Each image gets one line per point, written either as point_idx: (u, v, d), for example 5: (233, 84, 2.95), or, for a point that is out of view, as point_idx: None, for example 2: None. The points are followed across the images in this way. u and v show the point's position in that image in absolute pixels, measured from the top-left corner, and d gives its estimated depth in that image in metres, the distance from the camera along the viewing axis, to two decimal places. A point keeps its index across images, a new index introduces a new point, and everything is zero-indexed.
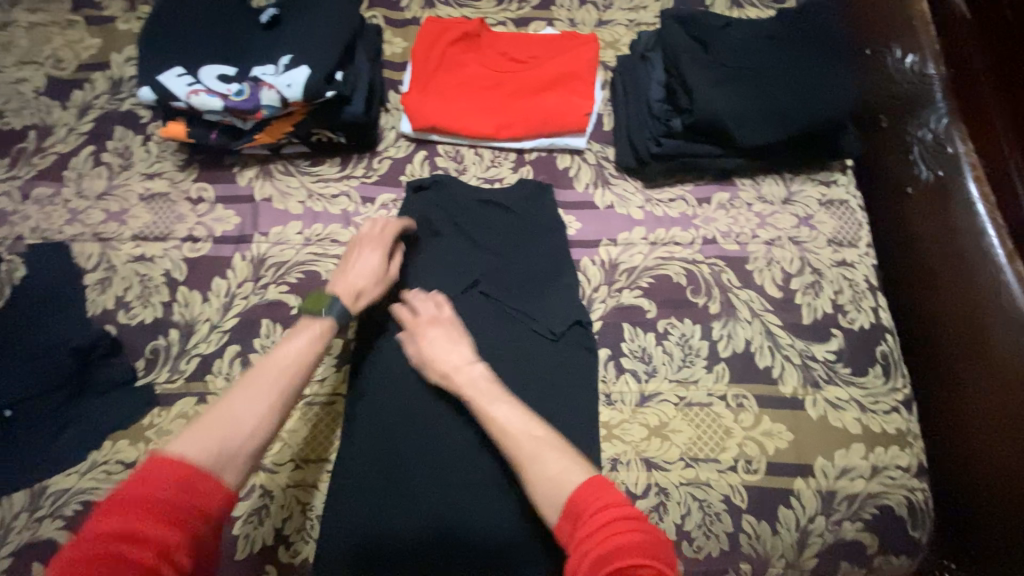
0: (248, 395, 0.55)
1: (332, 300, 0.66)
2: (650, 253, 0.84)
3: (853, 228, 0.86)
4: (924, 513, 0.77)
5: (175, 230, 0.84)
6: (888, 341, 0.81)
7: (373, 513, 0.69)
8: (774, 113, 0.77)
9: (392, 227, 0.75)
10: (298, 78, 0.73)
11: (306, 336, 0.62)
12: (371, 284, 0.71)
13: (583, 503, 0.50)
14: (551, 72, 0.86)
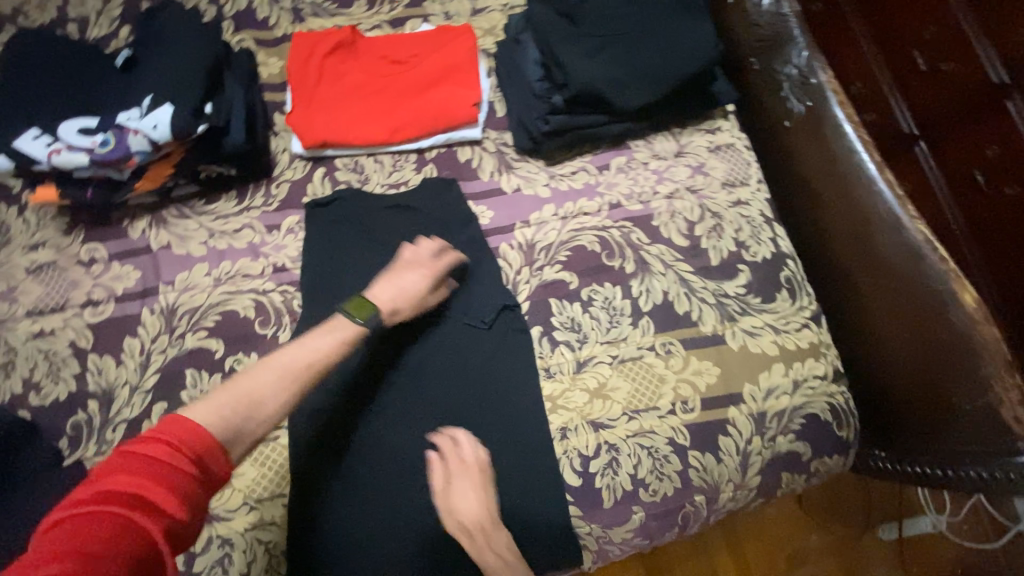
0: (263, 378, 0.61)
1: (373, 311, 0.71)
2: (563, 227, 0.87)
3: (743, 168, 0.92)
4: (847, 413, 0.85)
5: (72, 298, 0.80)
6: (789, 266, 0.88)
7: (354, 523, 0.72)
8: (646, 74, 0.81)
9: (446, 255, 0.80)
10: (163, 118, 0.70)
11: (333, 340, 0.67)
12: (406, 305, 0.75)
13: None
14: (433, 69, 0.87)
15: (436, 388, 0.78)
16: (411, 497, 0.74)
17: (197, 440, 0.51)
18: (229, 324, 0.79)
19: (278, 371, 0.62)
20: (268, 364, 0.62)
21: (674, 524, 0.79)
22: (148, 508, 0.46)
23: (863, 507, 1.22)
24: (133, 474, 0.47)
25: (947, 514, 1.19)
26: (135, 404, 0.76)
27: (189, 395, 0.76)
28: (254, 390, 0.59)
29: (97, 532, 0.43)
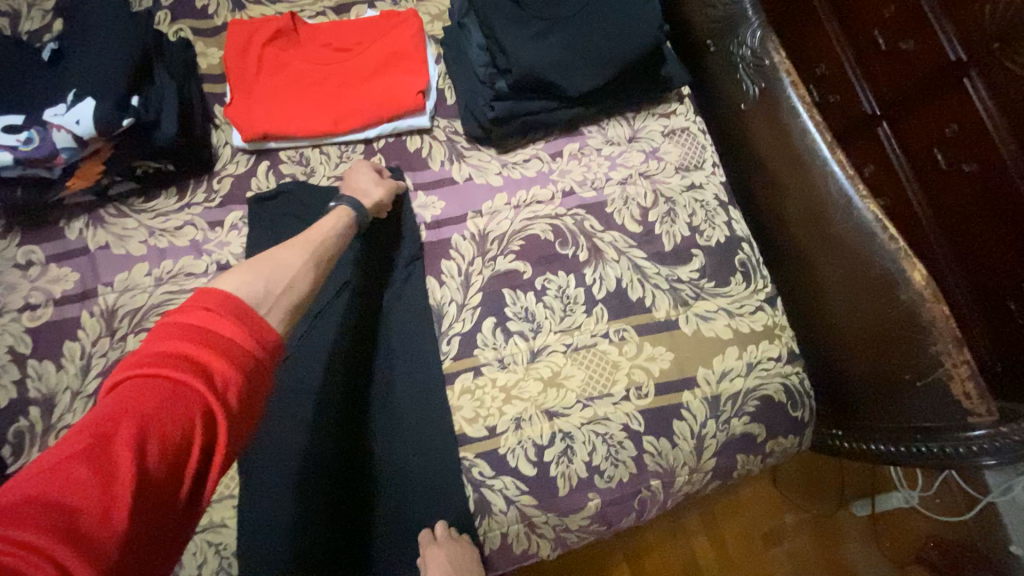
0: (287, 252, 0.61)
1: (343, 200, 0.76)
2: (516, 216, 0.85)
3: (697, 151, 0.91)
4: (800, 394, 0.86)
5: (7, 303, 0.77)
6: (744, 250, 0.88)
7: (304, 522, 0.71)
8: (591, 58, 0.79)
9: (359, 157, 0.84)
10: (86, 112, 0.67)
11: (335, 217, 0.72)
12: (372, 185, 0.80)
13: None
14: (378, 56, 0.84)
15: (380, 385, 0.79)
16: (363, 492, 0.75)
17: (236, 310, 0.46)
18: None
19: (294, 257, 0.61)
20: (291, 245, 0.63)
21: (631, 509, 0.79)
22: (195, 369, 0.42)
23: (837, 487, 1.24)
24: (180, 338, 0.43)
25: (918, 488, 1.20)
26: (77, 410, 0.74)
27: None
28: (281, 259, 0.59)
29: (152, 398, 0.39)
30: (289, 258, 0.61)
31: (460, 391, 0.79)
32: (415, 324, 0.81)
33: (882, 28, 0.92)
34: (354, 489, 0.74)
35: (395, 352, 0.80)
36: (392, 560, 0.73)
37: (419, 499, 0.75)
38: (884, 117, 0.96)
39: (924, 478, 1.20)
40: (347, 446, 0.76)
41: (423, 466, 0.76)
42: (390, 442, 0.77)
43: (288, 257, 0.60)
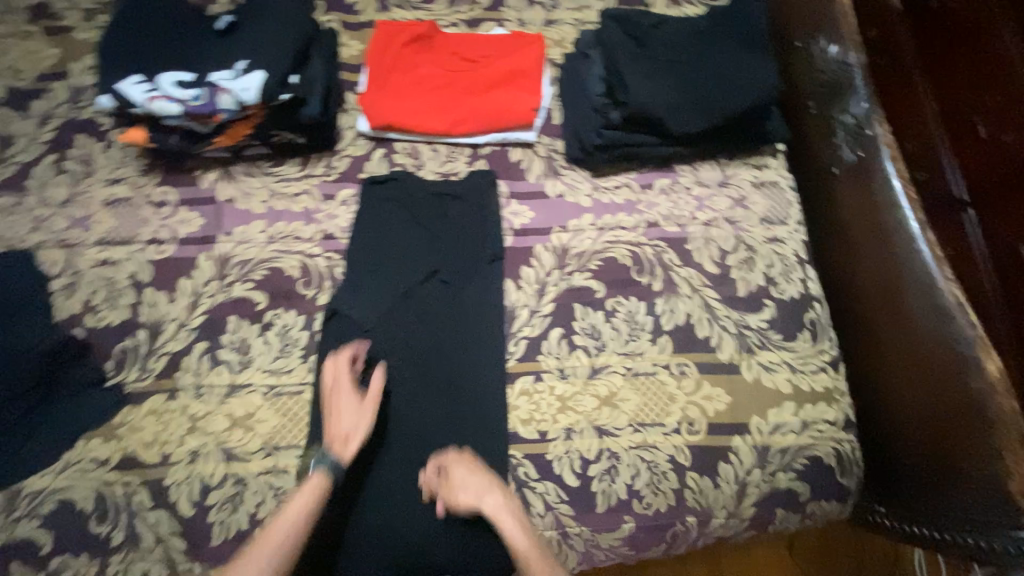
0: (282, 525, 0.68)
1: (322, 456, 0.73)
2: (598, 237, 0.89)
3: (783, 207, 0.93)
4: (850, 462, 0.85)
5: (138, 233, 0.85)
6: (815, 309, 0.89)
7: (362, 479, 0.78)
8: (701, 104, 0.84)
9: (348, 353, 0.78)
10: (253, 83, 0.77)
11: (308, 496, 0.71)
12: (356, 427, 0.74)
13: None
14: (500, 71, 0.91)
15: (450, 369, 0.83)
16: (413, 468, 0.78)
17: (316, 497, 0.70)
18: (276, 280, 0.85)
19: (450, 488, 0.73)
20: (249, 555, 0.66)
21: (663, 540, 0.80)
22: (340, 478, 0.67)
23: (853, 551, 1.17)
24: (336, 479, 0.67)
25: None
26: (178, 339, 0.81)
27: (229, 339, 0.81)
28: (279, 532, 0.68)
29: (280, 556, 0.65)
30: (255, 564, 0.66)
31: (519, 391, 0.83)
32: (489, 319, 0.85)
33: (982, 117, 0.94)
34: (406, 463, 0.78)
35: (466, 342, 0.84)
36: (429, 540, 0.75)
37: None
38: (972, 203, 0.95)
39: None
40: (407, 421, 0.80)
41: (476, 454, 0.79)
42: (446, 425, 0.80)
43: (264, 551, 0.67)
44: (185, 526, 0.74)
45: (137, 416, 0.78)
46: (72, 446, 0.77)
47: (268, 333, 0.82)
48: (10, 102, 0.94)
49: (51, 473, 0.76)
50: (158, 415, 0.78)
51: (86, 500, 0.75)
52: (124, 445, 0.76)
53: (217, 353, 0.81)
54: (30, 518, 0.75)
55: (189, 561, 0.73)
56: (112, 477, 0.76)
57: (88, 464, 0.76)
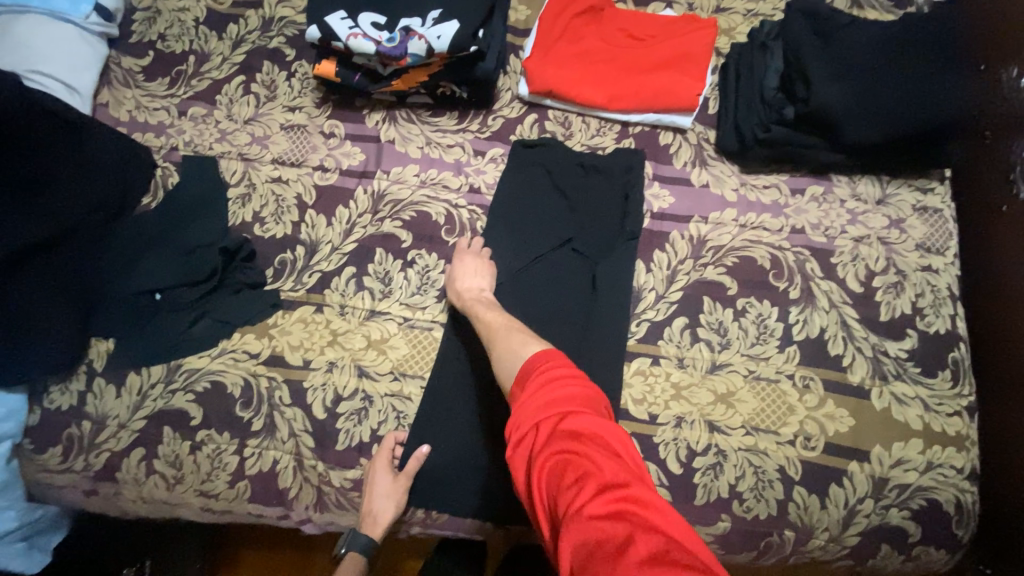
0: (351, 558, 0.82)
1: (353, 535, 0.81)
2: (738, 234, 0.88)
3: (943, 237, 0.87)
4: (970, 514, 0.80)
5: (308, 159, 0.93)
6: (962, 350, 0.83)
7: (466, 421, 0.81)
8: (884, 113, 0.80)
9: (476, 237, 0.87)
10: (448, 31, 0.81)
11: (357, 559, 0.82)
12: (385, 510, 0.78)
13: (541, 379, 0.63)
14: (667, 53, 0.91)
15: (570, 336, 0.85)
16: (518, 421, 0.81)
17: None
18: (421, 222, 0.90)
19: (499, 345, 0.72)
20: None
21: (755, 547, 0.79)
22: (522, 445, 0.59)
23: None
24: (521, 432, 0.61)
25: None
26: (331, 261, 0.89)
27: (374, 269, 0.88)
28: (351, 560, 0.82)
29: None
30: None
31: (634, 370, 0.83)
32: (616, 295, 0.86)
33: None
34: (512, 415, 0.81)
35: (590, 313, 0.85)
36: None
37: None
38: None
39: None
40: None
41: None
42: None
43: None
44: (317, 426, 0.82)
45: (287, 321, 0.86)
46: (230, 336, 0.86)
47: (409, 270, 0.88)
48: (208, 22, 1.02)
49: (209, 355, 0.85)
50: (305, 323, 0.86)
51: (234, 385, 0.84)
52: (274, 343, 0.85)
53: (363, 279, 0.88)
54: (185, 392, 0.84)
55: (316, 458, 0.81)
56: (259, 370, 0.84)
57: (240, 355, 0.85)
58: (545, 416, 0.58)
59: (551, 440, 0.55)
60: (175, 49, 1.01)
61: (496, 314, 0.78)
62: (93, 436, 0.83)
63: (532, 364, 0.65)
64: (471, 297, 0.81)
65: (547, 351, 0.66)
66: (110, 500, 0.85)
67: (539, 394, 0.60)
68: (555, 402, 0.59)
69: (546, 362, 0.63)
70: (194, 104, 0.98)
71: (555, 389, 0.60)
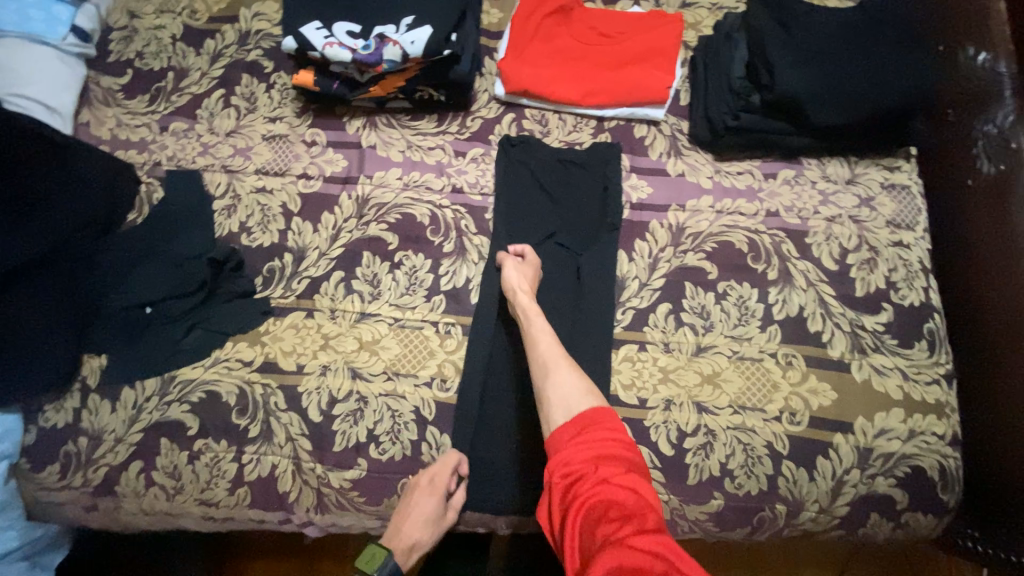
0: None
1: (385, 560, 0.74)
2: (715, 220, 0.91)
3: (912, 212, 0.90)
4: (953, 479, 0.83)
5: (291, 168, 0.95)
6: (935, 320, 0.86)
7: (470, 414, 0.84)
8: (846, 96, 0.83)
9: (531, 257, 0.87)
10: (421, 36, 0.83)
11: None
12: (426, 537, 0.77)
13: (594, 421, 0.68)
14: (636, 48, 0.94)
15: (561, 327, 0.88)
16: (518, 408, 0.86)
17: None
18: (407, 224, 0.92)
19: (552, 377, 0.74)
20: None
21: (749, 523, 0.81)
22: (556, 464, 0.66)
23: None
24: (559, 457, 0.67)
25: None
26: (320, 266, 0.90)
27: (362, 272, 0.90)
28: None
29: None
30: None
31: (622, 357, 0.85)
32: (601, 285, 0.88)
33: None
34: (512, 403, 0.86)
35: (576, 304, 0.88)
36: (531, 474, 0.83)
37: None
38: None
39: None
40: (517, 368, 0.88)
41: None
42: None
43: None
44: (313, 430, 0.83)
45: (279, 327, 0.88)
46: (222, 346, 0.87)
47: (397, 271, 0.90)
48: (185, 39, 1.04)
49: (202, 366, 0.86)
50: (297, 329, 0.87)
51: (229, 394, 0.85)
52: (267, 350, 0.87)
53: (351, 283, 0.89)
54: (180, 403, 0.85)
55: (314, 461, 0.83)
56: (253, 377, 0.86)
57: (234, 363, 0.87)
58: (594, 466, 0.63)
59: (597, 486, 0.61)
60: (154, 66, 1.02)
61: (546, 336, 0.79)
62: (90, 452, 0.84)
63: (582, 415, 0.69)
64: (527, 311, 0.81)
65: (600, 407, 0.70)
66: (111, 514, 0.86)
67: (589, 445, 0.65)
68: (603, 454, 0.65)
69: (599, 414, 0.68)
70: (176, 119, 0.99)
71: (603, 445, 0.65)
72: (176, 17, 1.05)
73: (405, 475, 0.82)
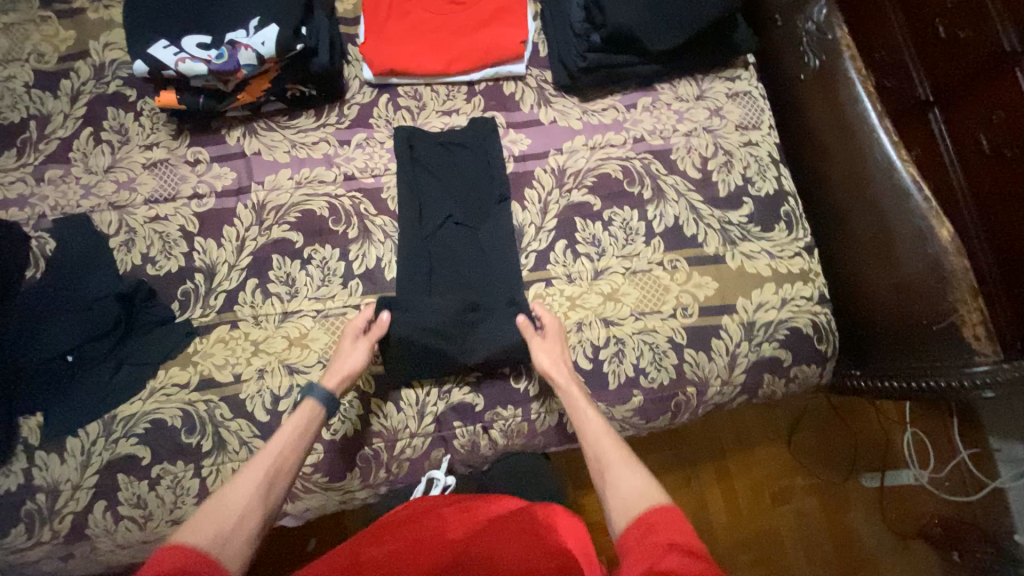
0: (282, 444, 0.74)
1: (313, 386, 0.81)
2: (591, 156, 0.99)
3: (756, 113, 1.02)
4: (827, 331, 0.97)
5: (180, 191, 0.96)
6: (789, 203, 0.99)
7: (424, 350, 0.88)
8: (673, 18, 0.92)
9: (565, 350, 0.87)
10: (270, 36, 0.86)
11: (295, 429, 0.77)
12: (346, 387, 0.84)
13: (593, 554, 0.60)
14: (486, 11, 1.00)
15: (480, 271, 0.94)
16: (460, 338, 0.90)
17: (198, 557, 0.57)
18: (308, 220, 0.95)
19: (612, 470, 0.70)
20: (246, 470, 0.70)
21: (669, 409, 0.93)
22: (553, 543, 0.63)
23: (850, 456, 1.53)
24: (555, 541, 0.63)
25: (929, 468, 1.47)
26: (232, 279, 0.93)
27: (276, 275, 0.93)
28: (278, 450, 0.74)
29: (181, 558, 0.56)
30: (246, 485, 0.68)
31: (533, 295, 0.94)
32: (504, 236, 0.95)
33: (942, 17, 1.01)
34: (452, 336, 0.89)
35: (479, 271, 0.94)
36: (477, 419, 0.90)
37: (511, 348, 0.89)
38: (937, 103, 1.06)
39: (937, 462, 1.47)
40: (443, 311, 0.90)
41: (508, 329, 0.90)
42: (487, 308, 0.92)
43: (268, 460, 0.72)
44: (264, 428, 0.88)
45: (207, 344, 0.91)
46: (155, 375, 0.90)
47: (310, 267, 0.94)
48: (38, 83, 0.99)
49: (141, 399, 0.89)
50: (225, 342, 0.91)
51: (174, 418, 0.88)
52: (199, 368, 0.90)
53: (267, 287, 0.93)
54: (128, 437, 0.87)
55: None
56: (194, 397, 0.89)
57: (171, 389, 0.89)
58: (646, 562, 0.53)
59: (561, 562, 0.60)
60: (12, 118, 0.98)
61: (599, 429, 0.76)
62: (51, 504, 0.86)
63: (645, 515, 0.61)
64: (570, 399, 0.81)
65: (663, 505, 0.62)
66: (89, 558, 0.89)
67: (651, 543, 0.56)
68: (672, 553, 0.53)
69: (664, 514, 0.60)
70: (49, 167, 0.96)
71: (670, 540, 0.55)
72: (23, 63, 1.00)
73: (361, 446, 0.88)
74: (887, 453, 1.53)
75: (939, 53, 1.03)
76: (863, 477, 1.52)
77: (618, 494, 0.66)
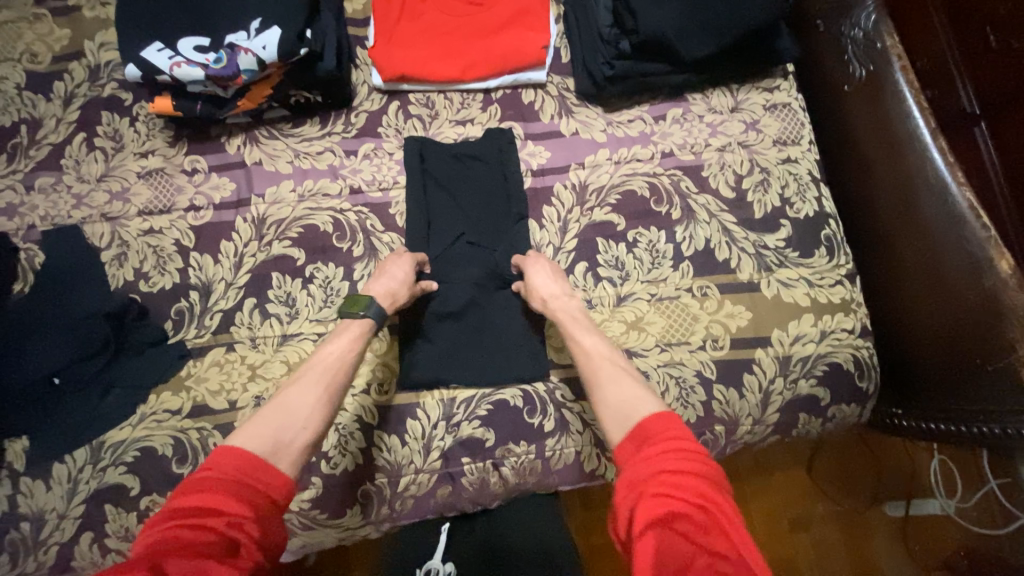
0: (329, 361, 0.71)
1: (366, 300, 0.77)
2: (616, 171, 0.92)
3: (795, 127, 0.94)
4: (869, 367, 0.89)
5: (176, 202, 0.90)
6: (830, 226, 0.91)
7: (435, 371, 0.84)
8: (708, 24, 0.85)
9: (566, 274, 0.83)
10: (271, 40, 0.80)
11: (348, 339, 0.74)
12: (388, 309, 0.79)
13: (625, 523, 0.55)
14: (505, 13, 0.93)
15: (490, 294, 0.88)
16: (470, 363, 0.85)
17: (251, 466, 0.57)
18: (310, 236, 0.89)
19: (609, 387, 0.68)
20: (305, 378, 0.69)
21: None
22: None
23: (874, 484, 1.32)
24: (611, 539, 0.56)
25: (956, 497, 1.27)
26: (229, 298, 0.87)
27: (275, 294, 0.87)
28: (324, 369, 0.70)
29: (234, 461, 0.57)
30: (301, 393, 0.67)
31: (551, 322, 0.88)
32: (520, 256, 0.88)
33: (995, 26, 0.91)
34: (462, 364, 0.85)
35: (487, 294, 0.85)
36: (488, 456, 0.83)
37: (525, 372, 0.85)
38: (983, 116, 0.95)
39: (964, 490, 1.26)
40: (451, 339, 0.86)
41: (523, 359, 0.86)
42: (501, 333, 0.87)
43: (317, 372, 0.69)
44: None
45: (201, 367, 0.85)
46: (146, 400, 0.84)
47: (311, 286, 0.88)
48: (30, 85, 0.94)
49: (130, 426, 0.83)
50: (220, 366, 0.85)
51: (164, 446, 0.82)
52: (192, 393, 0.84)
53: (266, 307, 0.87)
54: (115, 467, 0.81)
55: None
56: (186, 425, 0.83)
57: (162, 415, 0.83)
58: (637, 490, 0.54)
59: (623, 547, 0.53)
60: (2, 121, 0.93)
61: (599, 346, 0.74)
62: (35, 535, 0.80)
63: (641, 424, 0.61)
64: (571, 319, 0.78)
65: (658, 414, 0.62)
66: None
67: (647, 458, 0.57)
68: (669, 485, 0.53)
69: (660, 423, 0.59)
70: (40, 175, 0.91)
71: (667, 461, 0.55)
72: (15, 64, 0.95)
73: (361, 482, 0.82)
74: (911, 481, 1.30)
75: (986, 66, 0.93)
76: (886, 506, 1.30)
77: (618, 403, 0.65)
